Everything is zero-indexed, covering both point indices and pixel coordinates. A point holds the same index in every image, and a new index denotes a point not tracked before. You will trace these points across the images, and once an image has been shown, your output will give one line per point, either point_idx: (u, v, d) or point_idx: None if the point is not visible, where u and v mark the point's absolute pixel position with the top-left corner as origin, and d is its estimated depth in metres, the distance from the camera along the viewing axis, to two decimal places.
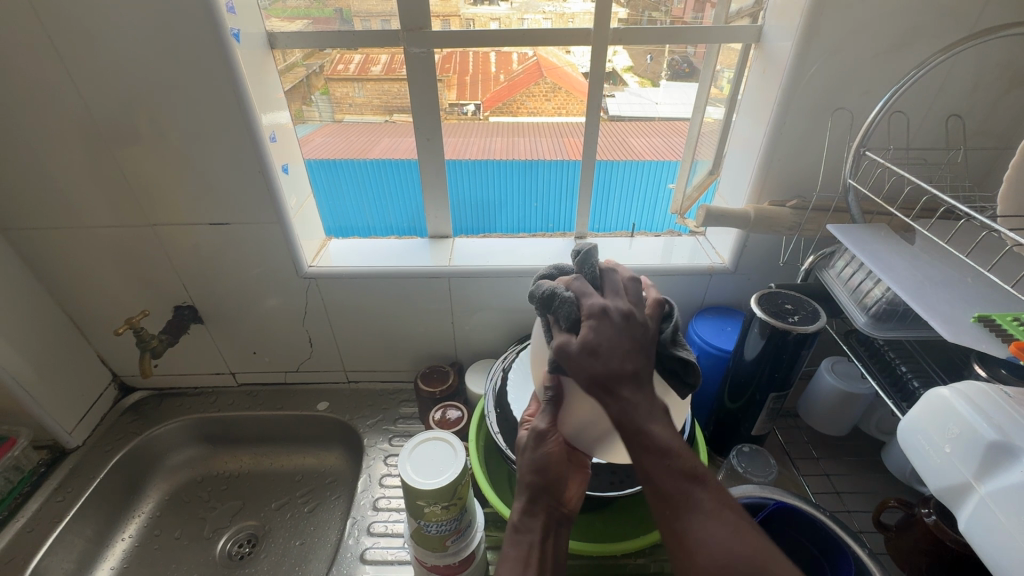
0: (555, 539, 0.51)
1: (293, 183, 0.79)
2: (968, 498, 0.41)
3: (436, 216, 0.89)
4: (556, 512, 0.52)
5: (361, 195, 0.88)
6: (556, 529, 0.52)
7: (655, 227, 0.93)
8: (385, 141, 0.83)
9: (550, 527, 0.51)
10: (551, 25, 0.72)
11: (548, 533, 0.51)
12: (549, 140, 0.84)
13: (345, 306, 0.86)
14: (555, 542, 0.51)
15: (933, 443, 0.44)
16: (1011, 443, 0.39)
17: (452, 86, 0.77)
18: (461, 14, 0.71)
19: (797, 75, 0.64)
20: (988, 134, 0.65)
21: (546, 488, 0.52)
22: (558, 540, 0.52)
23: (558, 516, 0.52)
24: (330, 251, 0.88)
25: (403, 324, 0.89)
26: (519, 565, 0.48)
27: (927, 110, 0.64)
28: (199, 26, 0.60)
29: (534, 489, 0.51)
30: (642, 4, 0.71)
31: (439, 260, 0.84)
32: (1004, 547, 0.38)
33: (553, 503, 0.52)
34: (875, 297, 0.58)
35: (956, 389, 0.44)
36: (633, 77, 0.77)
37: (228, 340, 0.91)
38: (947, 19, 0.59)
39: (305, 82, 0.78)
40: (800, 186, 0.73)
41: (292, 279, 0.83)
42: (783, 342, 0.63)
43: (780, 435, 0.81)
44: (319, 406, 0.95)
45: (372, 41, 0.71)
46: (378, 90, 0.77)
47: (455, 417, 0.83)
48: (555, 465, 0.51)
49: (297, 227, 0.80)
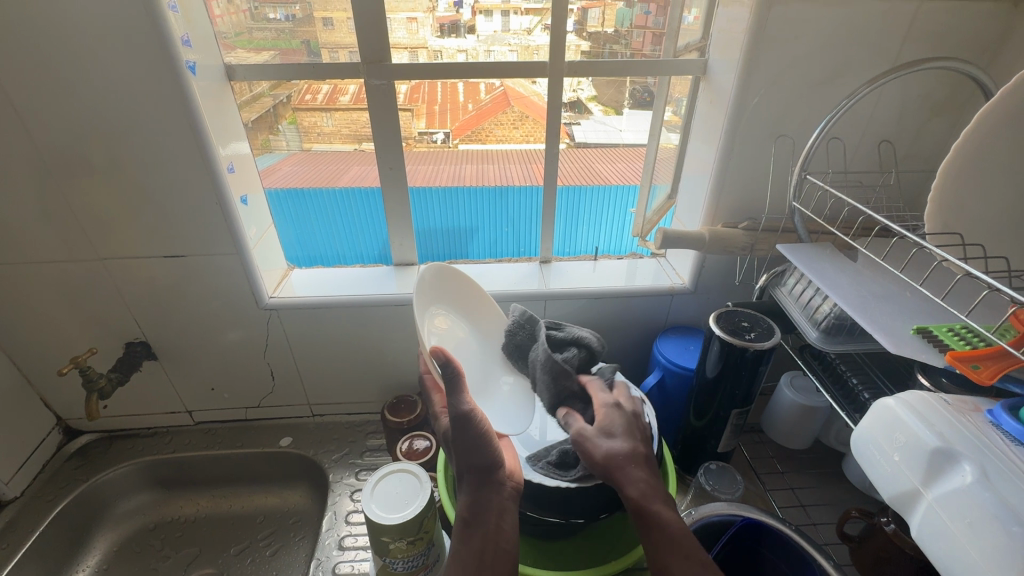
0: (509, 517, 0.55)
1: (252, 214, 0.78)
2: (917, 505, 0.43)
3: (401, 245, 0.89)
4: (503, 488, 0.56)
5: (329, 221, 0.87)
6: (509, 509, 0.55)
7: (619, 250, 0.95)
8: (353, 168, 0.83)
9: (502, 505, 0.55)
10: (516, 57, 0.74)
11: (501, 514, 0.54)
12: (518, 166, 0.85)
13: (308, 338, 0.85)
14: (509, 520, 0.54)
15: (884, 452, 0.46)
16: (952, 449, 0.41)
17: (421, 114, 0.78)
18: (428, 47, 0.73)
19: (742, 106, 0.67)
20: (917, 159, 0.70)
21: (488, 467, 0.56)
22: (512, 516, 0.55)
23: (507, 491, 0.56)
24: (292, 281, 0.86)
25: (369, 353, 0.88)
26: (486, 554, 0.51)
27: (861, 137, 0.68)
28: (156, 61, 0.60)
29: (476, 477, 0.56)
30: (602, 38, 0.74)
31: (405, 288, 0.84)
32: (955, 551, 0.39)
33: (497, 484, 0.56)
34: (824, 313, 0.60)
35: (899, 398, 0.47)
36: (598, 106, 0.80)
37: (184, 376, 0.88)
38: (872, 54, 0.64)
39: (273, 112, 0.78)
40: (750, 209, 0.77)
41: (252, 311, 0.81)
42: (741, 360, 0.64)
43: (746, 451, 0.82)
44: (282, 442, 0.91)
45: (336, 71, 0.72)
46: (346, 119, 0.78)
47: (423, 447, 0.81)
48: (485, 435, 0.56)
49: (257, 257, 0.78)
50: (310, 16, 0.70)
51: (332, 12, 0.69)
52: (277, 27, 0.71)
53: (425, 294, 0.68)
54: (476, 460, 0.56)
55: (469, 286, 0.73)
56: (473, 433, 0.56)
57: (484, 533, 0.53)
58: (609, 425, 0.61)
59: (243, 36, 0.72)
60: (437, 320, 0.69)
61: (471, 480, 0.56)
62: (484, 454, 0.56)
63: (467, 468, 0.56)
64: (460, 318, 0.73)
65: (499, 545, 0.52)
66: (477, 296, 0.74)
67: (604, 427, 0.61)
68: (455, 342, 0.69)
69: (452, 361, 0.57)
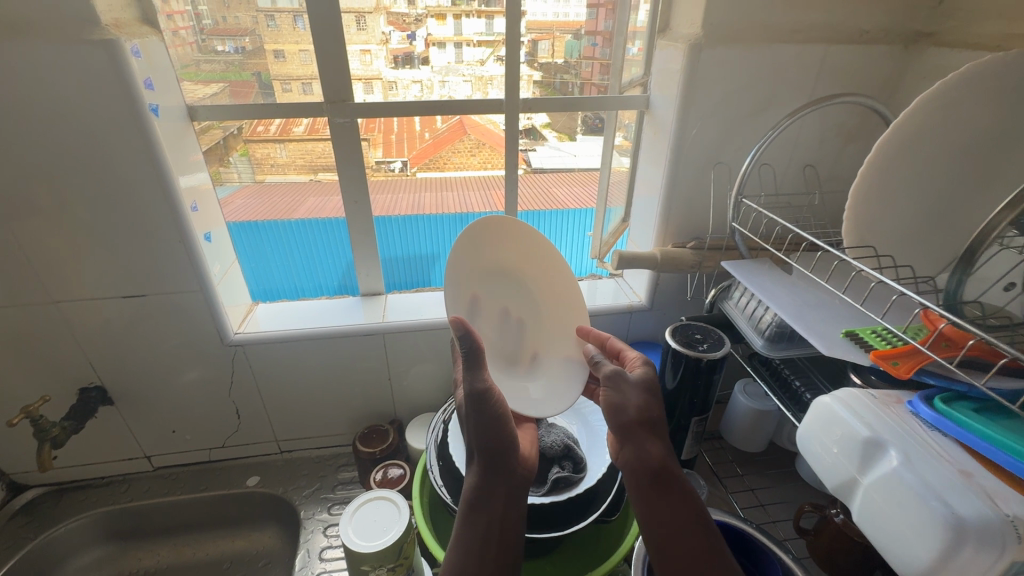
0: (517, 504, 0.58)
1: (215, 251, 0.77)
2: (857, 492, 0.47)
3: (367, 275, 0.90)
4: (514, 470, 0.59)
5: (285, 255, 0.88)
6: (518, 489, 0.59)
7: (579, 271, 1.00)
8: (308, 200, 0.84)
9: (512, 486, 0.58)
10: (472, 86, 0.79)
11: (509, 497, 0.58)
12: (478, 193, 0.89)
13: (275, 373, 0.84)
14: (514, 506, 0.58)
15: (825, 445, 0.51)
16: (879, 438, 0.46)
17: (377, 144, 0.81)
18: (383, 77, 0.76)
19: (682, 135, 0.74)
20: (837, 179, 0.79)
21: (500, 450, 0.58)
22: (519, 497, 0.59)
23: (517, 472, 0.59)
24: (257, 316, 0.85)
25: (339, 385, 0.87)
26: (489, 541, 0.55)
27: (788, 162, 0.76)
28: (116, 103, 0.61)
29: (487, 460, 0.58)
30: (554, 68, 0.80)
31: (373, 317, 0.85)
32: (890, 529, 0.44)
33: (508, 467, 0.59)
34: (767, 321, 0.66)
35: (834, 396, 0.52)
36: (552, 133, 0.85)
37: (143, 420, 0.85)
38: (791, 89, 0.72)
39: (224, 143, 0.78)
40: (696, 229, 0.83)
41: (217, 349, 0.80)
42: (696, 369, 0.69)
43: (708, 457, 0.87)
44: (249, 482, 0.89)
45: (296, 108, 0.75)
46: (301, 150, 0.79)
47: (397, 475, 0.82)
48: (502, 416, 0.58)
49: (221, 293, 0.78)
50: (261, 48, 0.73)
51: (283, 44, 0.72)
52: (225, 59, 0.73)
53: (481, 252, 0.65)
54: (489, 442, 0.58)
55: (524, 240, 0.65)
56: (491, 415, 0.58)
57: (489, 516, 0.56)
58: (645, 377, 0.62)
59: (190, 68, 0.71)
60: (496, 279, 0.66)
61: (483, 463, 0.58)
62: (499, 437, 0.58)
63: (477, 449, 0.59)
64: (521, 281, 0.67)
65: (504, 529, 0.56)
66: (534, 248, 0.66)
67: (641, 382, 0.62)
68: (506, 302, 0.67)
69: (474, 335, 0.57)
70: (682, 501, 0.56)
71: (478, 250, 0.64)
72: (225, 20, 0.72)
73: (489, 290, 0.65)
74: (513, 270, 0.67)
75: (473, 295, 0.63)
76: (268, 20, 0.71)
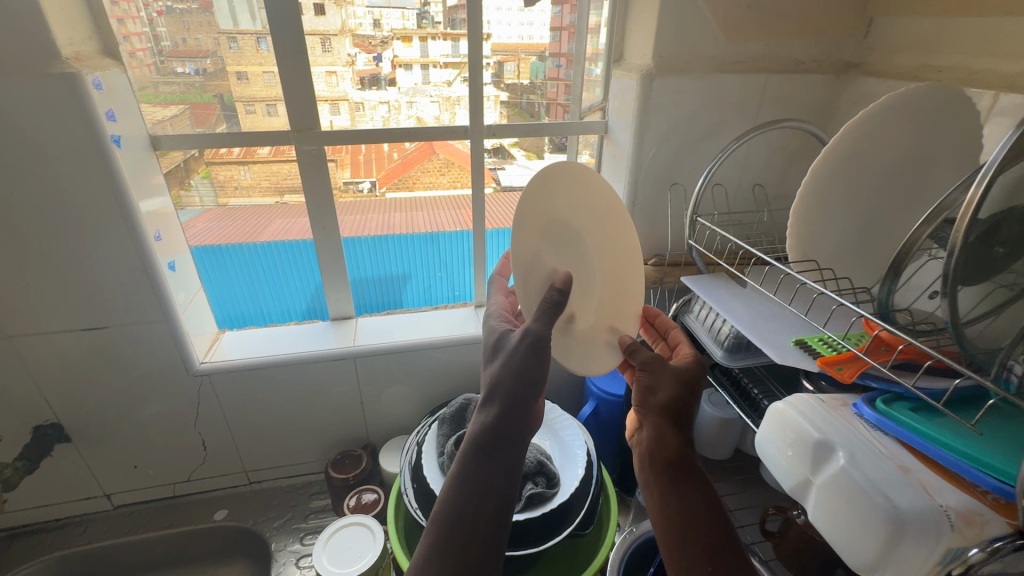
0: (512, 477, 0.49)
1: (180, 279, 0.76)
2: (809, 492, 0.50)
3: (337, 300, 0.91)
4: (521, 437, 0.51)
5: (251, 278, 0.87)
6: (512, 463, 0.49)
7: None
8: (275, 222, 0.84)
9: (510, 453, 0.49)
10: (439, 106, 0.81)
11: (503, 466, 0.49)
12: (448, 212, 0.90)
13: (244, 402, 0.82)
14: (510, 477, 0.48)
15: (780, 449, 0.54)
16: (827, 440, 0.49)
17: (345, 165, 0.81)
18: (350, 98, 0.78)
19: (640, 158, 0.78)
20: (784, 198, 0.84)
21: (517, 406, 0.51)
22: (513, 470, 0.49)
23: (519, 440, 0.51)
24: (224, 344, 0.84)
25: (310, 412, 0.86)
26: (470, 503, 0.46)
27: (739, 182, 0.81)
28: (76, 135, 0.60)
29: (502, 411, 0.51)
30: (521, 89, 0.83)
31: (344, 341, 0.85)
32: (839, 525, 0.47)
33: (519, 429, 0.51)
34: (727, 333, 0.70)
35: (786, 401, 0.55)
36: (520, 152, 0.88)
37: (102, 456, 0.81)
38: (738, 113, 0.77)
39: (184, 167, 0.77)
40: (657, 247, 0.87)
41: (182, 380, 0.78)
42: None
43: None
44: (216, 515, 0.86)
45: (264, 134, 0.75)
46: (266, 172, 0.80)
47: (371, 500, 0.82)
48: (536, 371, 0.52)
49: (187, 323, 0.77)
50: (222, 70, 0.73)
51: (246, 66, 0.73)
52: (185, 81, 0.73)
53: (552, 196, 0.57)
54: (514, 393, 0.51)
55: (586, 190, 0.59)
56: (532, 367, 0.51)
57: (487, 472, 0.48)
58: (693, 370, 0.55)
59: (148, 90, 0.71)
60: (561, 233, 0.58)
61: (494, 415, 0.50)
62: (527, 394, 0.52)
63: (498, 397, 0.51)
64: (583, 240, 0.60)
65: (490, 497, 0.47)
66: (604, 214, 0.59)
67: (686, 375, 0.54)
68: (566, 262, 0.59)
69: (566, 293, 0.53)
70: (704, 493, 0.47)
71: (538, 202, 0.55)
72: (184, 42, 0.71)
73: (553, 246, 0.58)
74: (575, 231, 0.59)
75: (535, 246, 0.55)
76: (230, 43, 0.72)
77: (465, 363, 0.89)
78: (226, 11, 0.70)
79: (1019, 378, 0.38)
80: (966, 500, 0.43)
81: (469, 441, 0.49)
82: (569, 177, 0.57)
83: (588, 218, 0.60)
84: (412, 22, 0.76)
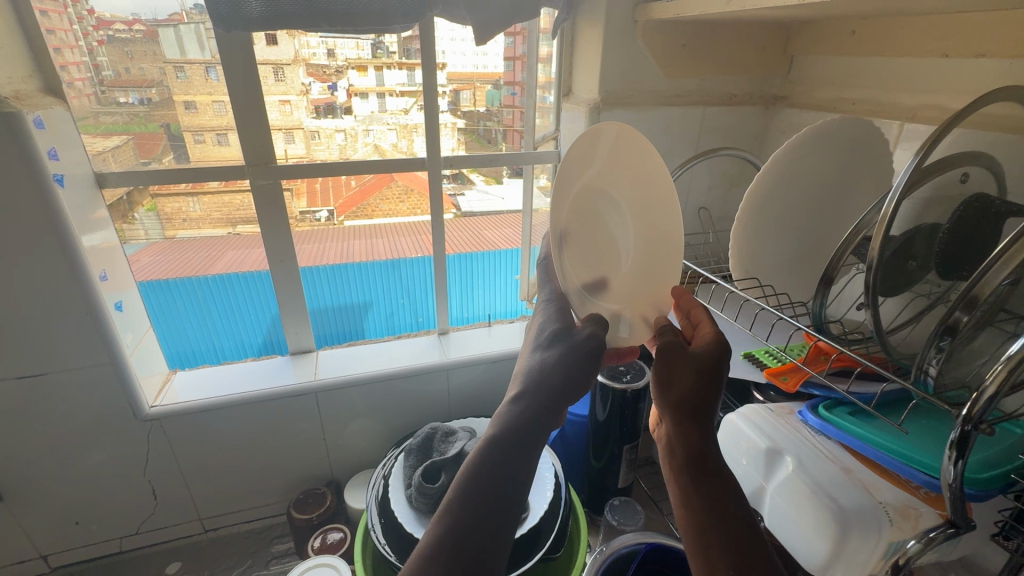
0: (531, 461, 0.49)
1: (127, 320, 0.73)
2: (763, 498, 0.53)
3: (296, 333, 0.89)
4: (544, 421, 0.52)
5: (201, 313, 0.84)
6: (530, 450, 0.50)
7: (509, 314, 1.04)
8: (228, 254, 0.82)
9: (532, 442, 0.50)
10: (396, 134, 0.83)
11: (524, 454, 0.49)
12: (409, 239, 0.91)
13: (198, 445, 0.79)
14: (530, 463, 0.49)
15: (734, 459, 0.57)
16: (777, 447, 0.53)
17: (301, 195, 0.81)
18: (304, 127, 0.78)
19: None
20: (726, 219, 0.90)
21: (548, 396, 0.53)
22: (531, 455, 0.50)
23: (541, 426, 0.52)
24: (175, 386, 0.81)
25: (270, 451, 0.84)
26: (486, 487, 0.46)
27: (685, 206, 0.86)
28: (15, 174, 0.58)
29: (534, 396, 0.53)
30: (477, 116, 0.86)
31: (304, 375, 0.84)
32: (793, 528, 0.50)
33: (547, 417, 0.52)
34: None
35: (738, 413, 0.58)
36: (479, 177, 0.90)
37: (39, 514, 0.76)
38: (680, 142, 0.82)
39: (128, 199, 0.74)
40: None
41: (130, 425, 0.74)
42: (624, 401, 0.74)
43: (644, 483, 0.91)
44: (169, 569, 0.81)
45: (217, 168, 0.75)
46: (216, 203, 0.78)
47: (336, 539, 0.79)
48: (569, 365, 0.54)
49: (135, 365, 0.73)
50: (169, 99, 0.72)
51: (194, 95, 0.72)
52: (129, 110, 0.71)
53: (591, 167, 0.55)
54: (560, 381, 0.53)
55: (624, 156, 0.56)
56: (581, 369, 0.54)
57: (512, 452, 0.49)
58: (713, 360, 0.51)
59: (87, 120, 0.68)
60: (597, 205, 0.57)
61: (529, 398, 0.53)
62: (572, 390, 0.54)
63: (537, 390, 0.53)
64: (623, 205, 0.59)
65: (507, 482, 0.47)
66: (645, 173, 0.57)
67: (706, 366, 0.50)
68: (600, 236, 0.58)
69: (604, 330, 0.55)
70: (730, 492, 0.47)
71: (575, 173, 0.53)
72: (128, 71, 0.70)
73: (590, 219, 0.57)
74: (614, 202, 0.58)
75: (570, 220, 0.54)
76: (177, 72, 0.71)
77: (430, 392, 0.89)
78: (173, 40, 0.69)
79: (934, 379, 0.42)
80: (902, 496, 0.46)
81: (511, 421, 0.51)
82: (610, 144, 0.55)
83: (631, 182, 0.58)
84: (367, 51, 0.77)
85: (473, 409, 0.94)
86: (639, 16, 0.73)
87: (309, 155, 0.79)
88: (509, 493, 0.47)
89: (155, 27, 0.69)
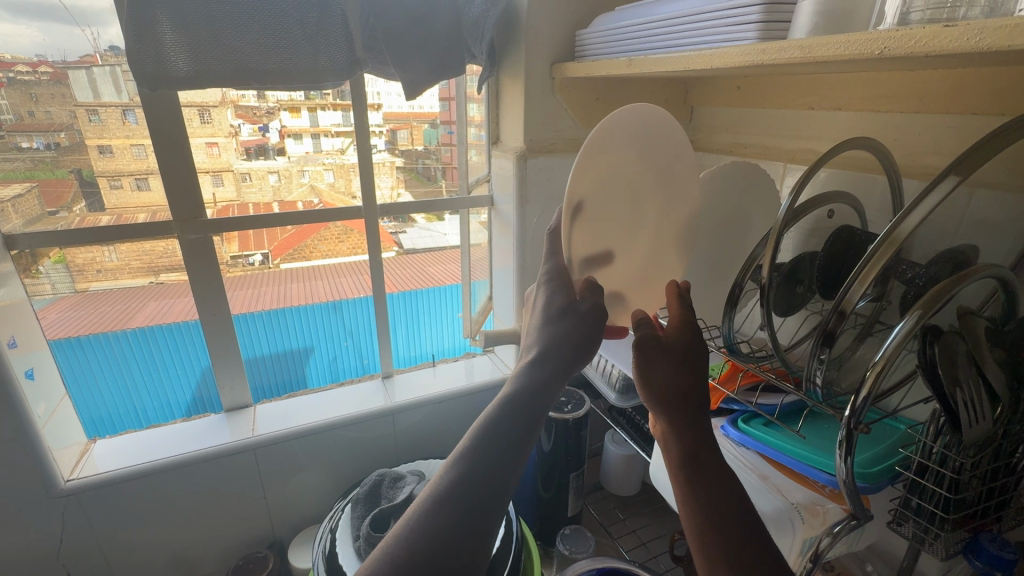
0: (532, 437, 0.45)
1: (39, 388, 0.68)
2: None
3: (231, 387, 0.86)
4: (546, 399, 0.47)
5: (120, 372, 0.79)
6: (529, 428, 0.45)
7: (454, 351, 1.06)
8: (149, 304, 0.78)
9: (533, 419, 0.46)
10: (332, 173, 0.84)
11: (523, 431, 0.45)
12: (350, 279, 0.91)
13: (122, 519, 0.73)
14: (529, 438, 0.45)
15: None
16: None
17: (233, 239, 0.80)
18: (233, 169, 0.78)
19: (523, 222, 0.87)
20: None
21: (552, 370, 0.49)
22: (531, 432, 0.45)
23: (542, 405, 0.47)
24: (95, 456, 0.75)
25: (204, 517, 0.79)
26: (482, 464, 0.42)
27: None
28: None
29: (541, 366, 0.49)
30: (415, 155, 0.90)
31: (240, 432, 0.80)
32: None
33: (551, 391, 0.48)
34: (616, 375, 0.77)
35: None
36: (421, 216, 0.93)
37: None
38: None
39: (32, 251, 0.69)
40: None
41: (42, 502, 0.68)
42: (566, 429, 0.78)
43: (593, 509, 0.94)
44: None
45: (144, 220, 0.73)
46: (136, 251, 0.75)
47: None
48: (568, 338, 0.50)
49: (48, 437, 0.68)
50: (81, 143, 0.70)
51: (109, 139, 0.70)
52: (32, 156, 0.68)
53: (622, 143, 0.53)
54: (565, 348, 0.50)
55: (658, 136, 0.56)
56: (579, 336, 0.51)
57: (513, 425, 0.45)
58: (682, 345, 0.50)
59: None
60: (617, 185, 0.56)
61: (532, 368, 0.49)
62: (576, 356, 0.50)
63: (547, 356, 0.49)
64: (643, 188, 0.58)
65: (502, 461, 0.43)
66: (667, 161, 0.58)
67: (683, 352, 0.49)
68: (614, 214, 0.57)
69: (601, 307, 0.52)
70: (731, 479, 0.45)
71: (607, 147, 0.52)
72: (32, 115, 0.67)
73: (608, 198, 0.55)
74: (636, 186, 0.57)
75: (589, 192, 0.52)
76: (90, 116, 0.69)
77: (376, 437, 0.88)
78: (85, 84, 0.68)
79: (820, 387, 0.48)
80: (810, 495, 0.52)
81: (519, 387, 0.47)
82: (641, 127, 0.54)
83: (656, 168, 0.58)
84: (299, 94, 0.78)
85: (421, 451, 0.94)
86: (555, 74, 0.80)
87: (238, 198, 0.79)
88: (501, 476, 0.42)
89: (64, 69, 0.67)
